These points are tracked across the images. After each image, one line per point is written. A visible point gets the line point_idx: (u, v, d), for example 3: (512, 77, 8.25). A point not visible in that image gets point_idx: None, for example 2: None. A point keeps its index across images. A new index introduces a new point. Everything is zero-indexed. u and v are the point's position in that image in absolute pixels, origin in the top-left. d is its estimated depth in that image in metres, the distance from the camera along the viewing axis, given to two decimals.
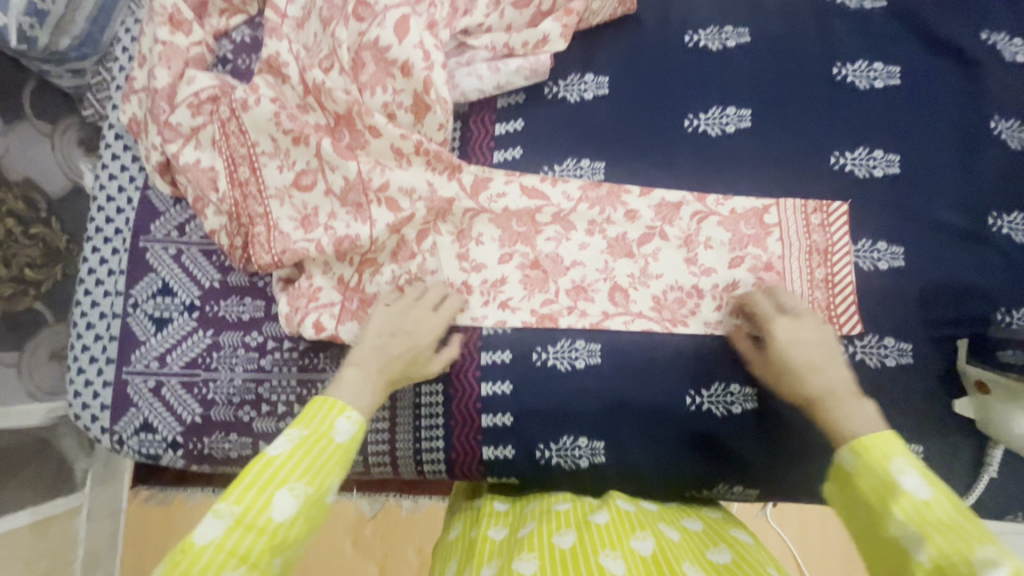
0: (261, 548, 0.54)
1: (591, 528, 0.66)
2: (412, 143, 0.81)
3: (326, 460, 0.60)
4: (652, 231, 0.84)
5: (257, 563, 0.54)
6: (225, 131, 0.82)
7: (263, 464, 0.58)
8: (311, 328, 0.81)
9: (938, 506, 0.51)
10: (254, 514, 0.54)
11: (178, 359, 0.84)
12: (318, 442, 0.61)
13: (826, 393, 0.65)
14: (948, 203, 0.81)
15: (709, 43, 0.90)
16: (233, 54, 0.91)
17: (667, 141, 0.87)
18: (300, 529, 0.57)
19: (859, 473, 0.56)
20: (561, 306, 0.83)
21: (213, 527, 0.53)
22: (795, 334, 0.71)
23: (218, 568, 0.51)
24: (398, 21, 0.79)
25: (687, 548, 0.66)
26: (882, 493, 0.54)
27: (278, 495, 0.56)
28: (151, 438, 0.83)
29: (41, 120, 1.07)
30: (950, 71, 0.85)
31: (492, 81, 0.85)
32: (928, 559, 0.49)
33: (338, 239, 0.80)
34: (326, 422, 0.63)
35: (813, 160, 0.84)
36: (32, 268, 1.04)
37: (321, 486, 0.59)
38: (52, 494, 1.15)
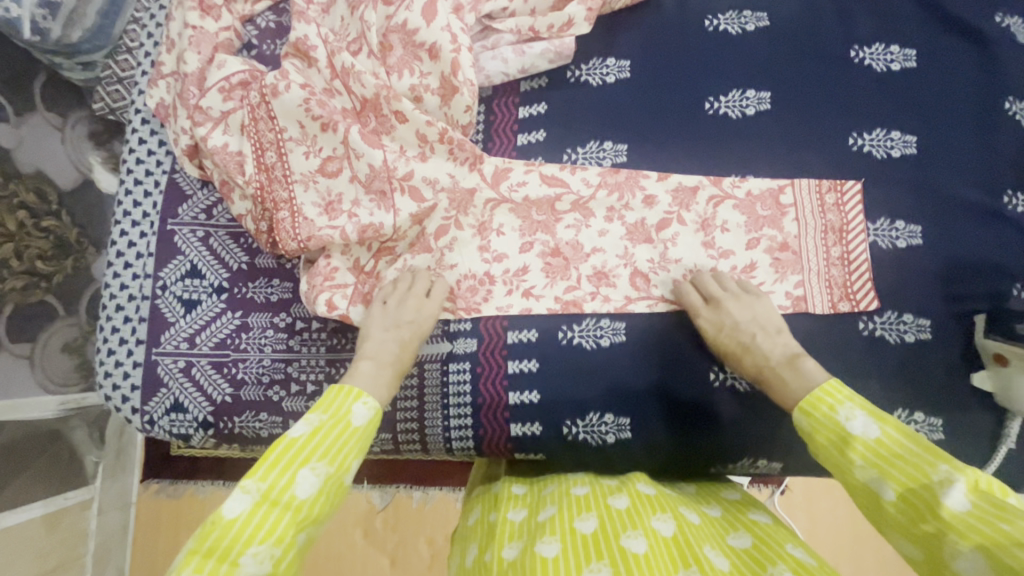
0: (286, 524, 0.53)
1: (609, 514, 0.66)
2: (436, 130, 0.82)
3: (344, 440, 0.61)
4: (669, 216, 0.85)
5: (283, 539, 0.53)
6: (254, 116, 0.83)
7: (285, 445, 0.57)
8: (323, 306, 0.82)
9: (888, 440, 0.55)
10: (278, 492, 0.54)
11: (207, 340, 0.86)
12: (337, 424, 0.61)
13: (762, 368, 0.72)
14: (966, 181, 0.83)
15: (728, 28, 0.91)
16: (258, 40, 0.92)
17: (688, 124, 0.88)
18: (322, 508, 0.57)
19: (814, 430, 0.60)
20: (583, 292, 0.84)
21: (240, 502, 0.52)
22: (720, 321, 0.77)
23: (246, 542, 0.51)
24: (426, 4, 0.80)
25: (707, 532, 0.66)
26: (839, 443, 0.57)
27: (301, 473, 0.56)
28: (181, 418, 0.84)
29: (52, 112, 1.07)
30: (966, 53, 0.86)
31: (516, 64, 0.87)
32: (894, 495, 0.52)
33: (362, 227, 0.81)
34: (344, 406, 0.63)
35: (833, 141, 0.86)
36: (43, 260, 1.05)
37: (342, 467, 0.59)
38: (64, 486, 1.15)
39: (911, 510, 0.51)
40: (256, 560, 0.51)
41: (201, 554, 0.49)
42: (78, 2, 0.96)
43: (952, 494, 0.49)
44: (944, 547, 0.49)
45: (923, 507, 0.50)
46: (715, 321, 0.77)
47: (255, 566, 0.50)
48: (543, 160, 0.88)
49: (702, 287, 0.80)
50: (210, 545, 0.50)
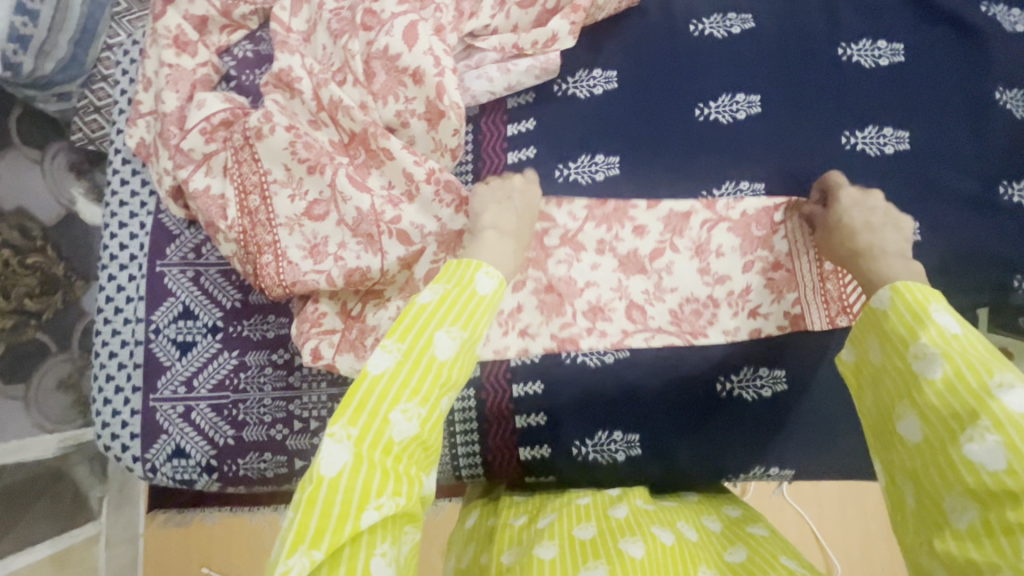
0: (430, 384, 0.54)
1: (609, 522, 0.68)
2: (424, 170, 0.80)
3: (475, 311, 0.58)
4: (662, 245, 0.84)
5: (427, 400, 0.54)
6: (238, 159, 0.81)
7: (417, 313, 0.56)
8: (310, 355, 0.79)
9: (968, 339, 0.50)
10: (419, 353, 0.54)
11: (205, 382, 0.84)
12: (462, 293, 0.58)
13: (872, 248, 0.67)
14: (960, 173, 0.82)
15: (714, 31, 0.89)
16: (236, 71, 0.89)
17: (679, 132, 0.87)
18: (458, 373, 0.56)
19: (891, 310, 0.55)
20: (579, 328, 0.83)
21: (385, 360, 0.53)
22: (838, 204, 0.74)
23: (392, 401, 0.52)
24: (407, 27, 0.79)
25: (704, 549, 0.66)
26: (913, 323, 0.52)
27: (438, 336, 0.55)
28: (184, 463, 0.82)
29: (29, 146, 1.03)
30: (955, 43, 0.86)
31: (502, 83, 0.85)
32: (941, 376, 0.49)
33: (349, 271, 0.78)
34: (467, 278, 0.60)
35: (826, 142, 0.85)
36: (32, 298, 1.02)
37: (474, 333, 0.57)
38: (70, 526, 1.15)
39: (950, 394, 0.48)
40: (404, 417, 0.52)
41: (354, 408, 0.51)
42: (50, 32, 0.92)
43: (1009, 396, 0.45)
44: (964, 431, 0.47)
45: (966, 396, 0.47)
46: (826, 218, 0.75)
47: (403, 423, 0.52)
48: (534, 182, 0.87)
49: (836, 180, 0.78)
50: (361, 399, 0.52)
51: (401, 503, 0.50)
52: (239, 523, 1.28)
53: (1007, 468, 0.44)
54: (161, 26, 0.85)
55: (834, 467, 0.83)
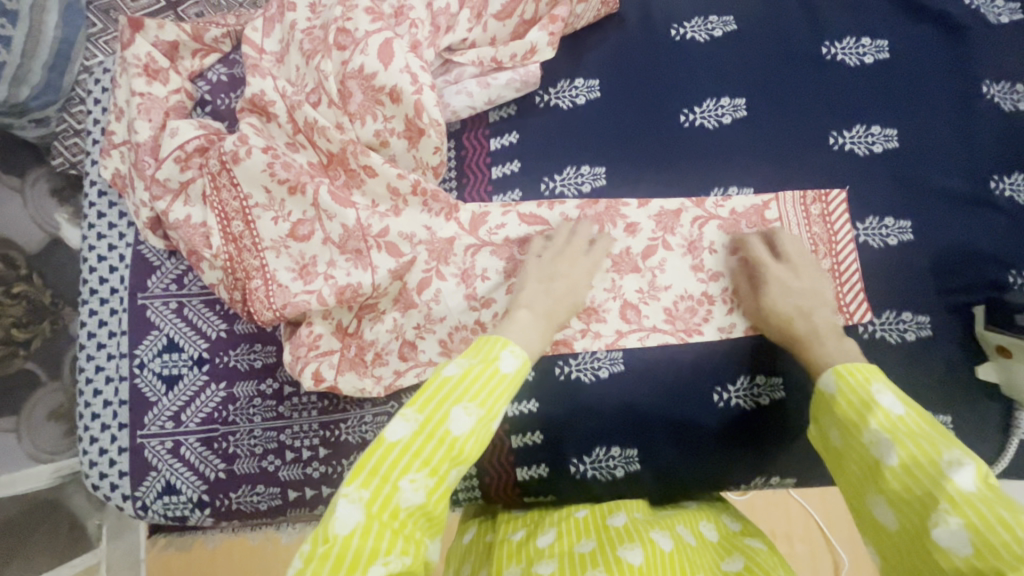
0: (441, 457, 0.53)
1: (608, 534, 0.67)
2: (409, 183, 0.79)
3: (496, 388, 0.57)
4: (655, 242, 0.83)
5: (437, 471, 0.53)
6: (216, 184, 0.77)
7: (437, 386, 0.56)
8: (310, 379, 0.77)
9: (911, 419, 0.53)
10: (434, 425, 0.54)
11: (193, 416, 0.82)
12: (486, 369, 0.58)
13: (811, 334, 0.70)
14: (950, 170, 0.82)
15: (696, 35, 0.88)
16: (211, 95, 0.87)
17: (665, 138, 0.85)
18: (473, 448, 0.55)
19: (839, 394, 0.58)
20: (574, 330, 0.81)
21: (402, 428, 0.53)
22: (770, 297, 0.75)
23: (403, 469, 0.52)
24: (382, 46, 0.77)
25: (701, 555, 0.65)
26: (863, 409, 0.56)
27: (455, 411, 0.55)
28: (176, 500, 0.81)
29: (9, 175, 0.95)
30: (939, 39, 0.85)
31: (482, 97, 0.83)
32: (897, 462, 0.51)
33: (340, 289, 0.76)
34: (492, 354, 0.59)
35: (813, 143, 0.84)
36: (19, 328, 0.91)
37: (491, 412, 0.56)
38: (69, 557, 1.05)
39: (912, 478, 0.50)
40: (413, 486, 0.51)
41: (365, 472, 0.51)
42: (23, 59, 0.90)
43: (960, 475, 0.47)
44: (930, 515, 0.47)
45: (924, 480, 0.49)
46: (757, 300, 0.77)
47: (410, 492, 0.51)
48: (520, 194, 0.85)
49: (761, 258, 0.77)
50: (373, 465, 0.51)
51: (407, 563, 0.49)
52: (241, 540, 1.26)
53: (974, 553, 0.44)
54: (129, 55, 0.82)
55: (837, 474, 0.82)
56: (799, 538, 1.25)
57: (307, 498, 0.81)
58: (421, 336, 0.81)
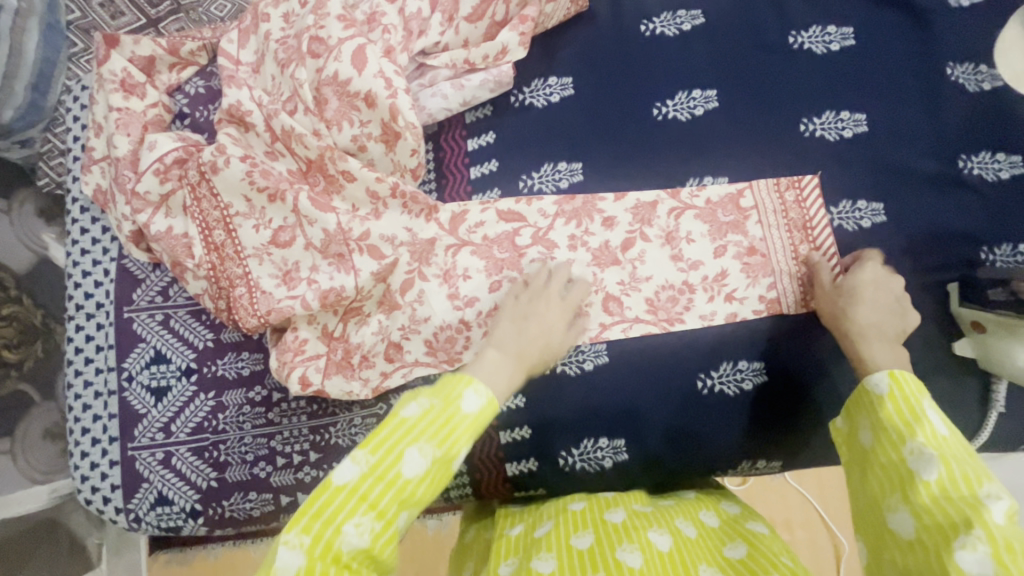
0: (389, 499, 0.53)
1: (605, 529, 0.67)
2: (387, 186, 0.80)
3: (456, 427, 0.56)
4: (632, 235, 0.84)
5: (384, 514, 0.53)
6: (197, 196, 0.78)
7: (394, 426, 0.55)
8: (297, 383, 0.78)
9: (953, 443, 0.56)
10: (386, 468, 0.53)
11: (183, 427, 0.83)
12: (446, 408, 0.57)
13: (873, 326, 0.70)
14: (919, 151, 0.83)
15: (666, 30, 0.89)
16: (190, 107, 0.88)
17: (639, 132, 0.86)
18: (425, 491, 0.55)
19: (889, 397, 0.60)
20: None
21: (350, 471, 0.53)
22: (850, 288, 0.74)
23: (348, 513, 0.51)
24: (355, 52, 0.78)
25: (702, 547, 0.65)
26: (910, 419, 0.58)
27: (409, 453, 0.54)
28: (168, 510, 0.81)
29: None
30: (902, 24, 0.87)
31: (457, 98, 0.84)
32: (935, 477, 0.53)
33: (323, 293, 0.77)
34: (456, 392, 0.58)
35: (784, 132, 0.85)
36: (8, 349, 0.88)
37: (448, 452, 0.55)
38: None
39: (945, 499, 0.52)
40: (358, 530, 0.51)
41: (307, 515, 0.50)
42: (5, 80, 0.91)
43: (996, 508, 0.49)
44: (957, 537, 0.48)
45: (959, 503, 0.51)
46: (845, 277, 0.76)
47: (354, 536, 0.50)
48: (499, 192, 0.86)
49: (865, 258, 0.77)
50: (316, 508, 0.51)
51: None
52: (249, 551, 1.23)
53: None
54: (105, 72, 0.83)
55: (823, 456, 0.83)
56: (799, 524, 1.26)
57: (299, 502, 0.81)
58: (406, 337, 0.82)
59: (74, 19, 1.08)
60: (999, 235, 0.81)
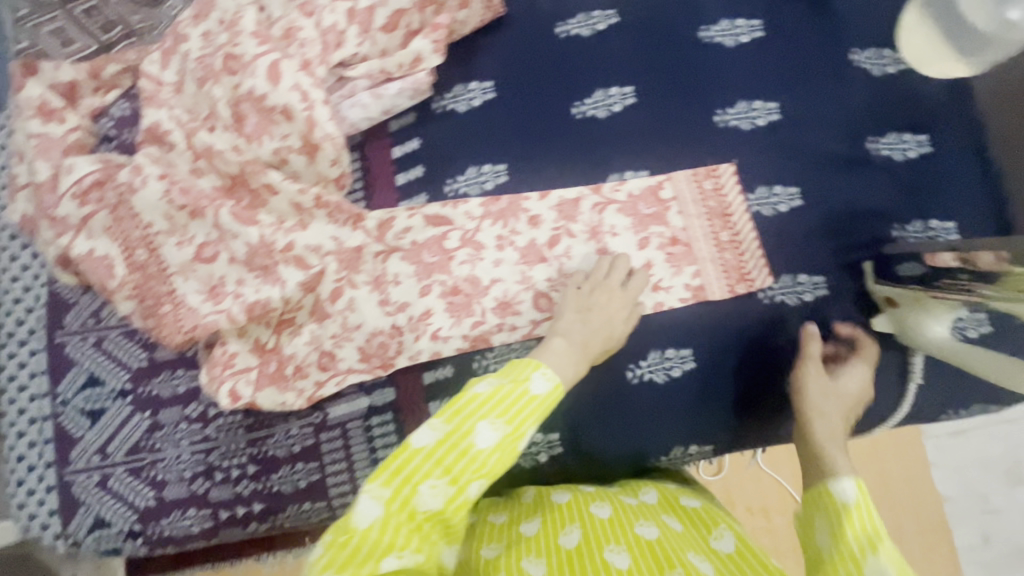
0: (462, 468, 0.58)
1: (592, 522, 0.68)
2: (311, 197, 0.81)
3: (525, 407, 0.62)
4: (558, 232, 0.86)
5: (457, 480, 0.58)
6: (117, 216, 0.78)
7: (467, 400, 0.61)
8: (226, 398, 0.78)
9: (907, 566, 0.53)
10: (459, 437, 0.59)
11: (120, 448, 0.83)
12: (515, 389, 0.63)
13: (831, 426, 0.74)
14: (829, 136, 0.86)
15: (581, 31, 0.91)
16: (116, 130, 0.89)
17: (560, 131, 0.88)
18: (496, 464, 0.59)
19: (855, 506, 0.59)
20: (490, 325, 0.84)
21: (427, 435, 0.59)
22: (831, 385, 0.77)
23: (425, 474, 0.57)
24: (270, 67, 0.79)
25: (689, 537, 0.67)
26: (870, 534, 0.56)
27: (480, 426, 0.59)
28: (107, 533, 0.81)
29: None
30: (806, 14, 0.90)
31: (377, 107, 0.86)
32: None
33: (249, 306, 0.77)
34: (524, 375, 0.64)
35: (700, 123, 0.87)
36: None
37: (516, 431, 0.61)
38: None
39: None
40: (432, 492, 0.57)
41: (389, 471, 0.57)
42: None
43: None
44: None
45: None
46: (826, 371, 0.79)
47: (430, 497, 0.57)
48: (426, 198, 0.87)
49: (857, 360, 0.80)
50: (397, 466, 0.58)
51: (418, 560, 0.56)
52: None
53: None
54: (24, 98, 0.84)
55: (754, 439, 0.84)
56: (775, 510, 1.28)
57: (239, 516, 0.81)
58: (339, 345, 0.83)
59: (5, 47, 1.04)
60: (909, 212, 0.84)
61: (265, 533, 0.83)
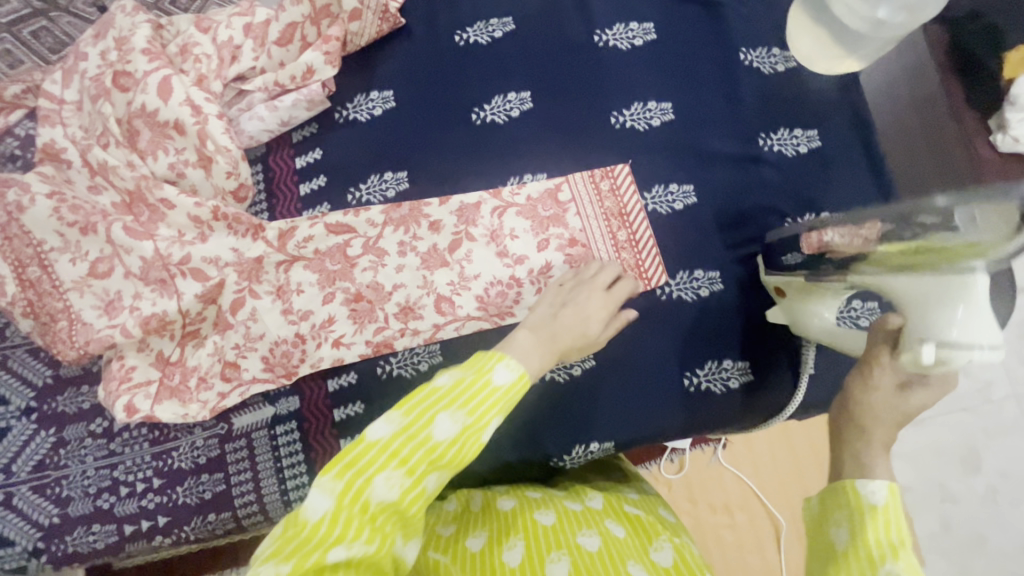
0: (419, 459, 0.50)
1: (536, 532, 0.65)
2: (208, 210, 0.82)
3: (488, 399, 0.54)
4: (459, 237, 0.86)
5: (415, 472, 0.50)
6: (8, 235, 0.79)
7: (426, 393, 0.53)
8: (123, 411, 0.78)
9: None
10: (418, 428, 0.51)
11: (24, 466, 0.82)
12: (477, 380, 0.54)
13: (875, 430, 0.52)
14: (722, 134, 0.88)
15: (479, 38, 0.93)
16: (21, 150, 0.89)
17: (460, 137, 0.90)
18: (458, 456, 0.52)
19: (883, 510, 0.46)
20: (393, 331, 0.84)
21: (384, 426, 0.51)
22: (901, 397, 0.54)
23: (380, 465, 0.49)
24: (161, 83, 0.80)
25: (632, 545, 0.64)
26: (890, 547, 0.44)
27: (440, 416, 0.51)
28: (9, 552, 0.80)
29: None
30: (696, 16, 0.93)
31: (273, 119, 0.88)
32: None
33: (144, 319, 0.78)
34: (486, 365, 0.56)
35: (597, 125, 0.89)
36: None
37: (480, 424, 0.53)
38: None
39: None
40: (388, 483, 0.49)
41: (341, 462, 0.49)
42: None
43: None
44: None
45: None
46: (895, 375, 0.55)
47: (384, 490, 0.49)
48: (328, 207, 0.88)
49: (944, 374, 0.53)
50: (350, 457, 0.49)
51: (370, 553, 0.48)
52: None
53: None
54: None
55: (661, 437, 0.84)
56: (737, 506, 1.24)
57: (143, 530, 0.81)
58: (242, 355, 0.83)
59: None
60: (800, 206, 0.86)
61: (173, 546, 0.83)
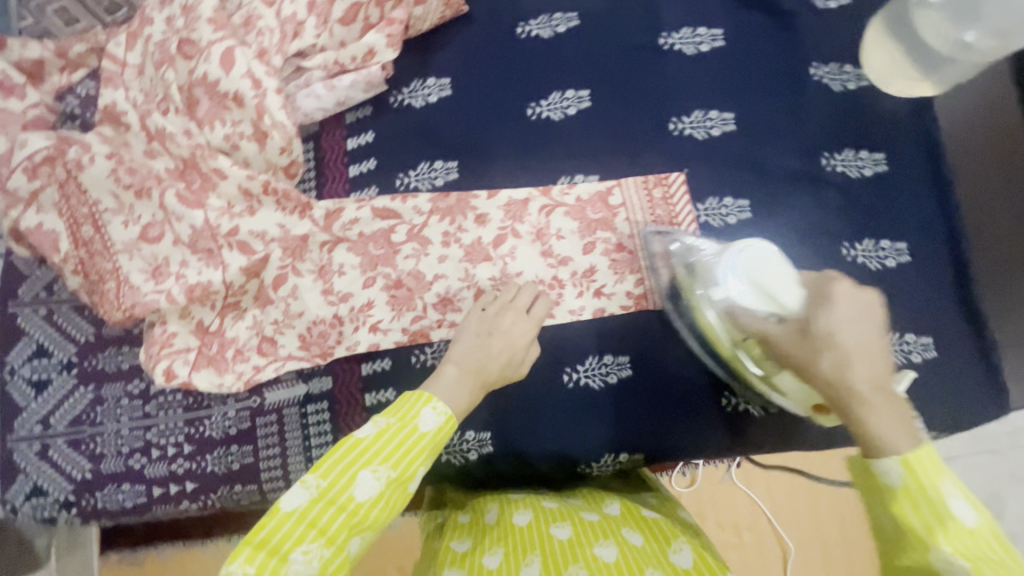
0: (340, 525, 0.52)
1: (551, 547, 0.64)
2: (259, 183, 0.82)
3: (411, 449, 0.57)
4: (504, 232, 0.85)
5: (334, 540, 0.52)
6: (65, 193, 0.81)
7: (348, 447, 0.55)
8: (162, 375, 0.79)
9: (983, 535, 0.45)
10: (338, 491, 0.53)
11: (62, 419, 0.84)
12: (404, 429, 0.57)
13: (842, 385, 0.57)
14: (785, 150, 0.85)
15: (540, 32, 0.91)
16: (79, 109, 0.90)
17: (513, 131, 0.88)
18: (381, 513, 0.54)
19: (906, 487, 0.48)
20: (430, 321, 0.83)
21: (299, 495, 0.52)
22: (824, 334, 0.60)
23: (297, 539, 0.50)
24: (224, 53, 0.81)
25: (650, 553, 0.63)
26: (933, 521, 0.46)
27: (362, 474, 0.54)
28: (42, 501, 0.83)
29: None
30: (768, 25, 0.90)
31: (330, 99, 0.89)
32: None
33: (190, 287, 0.79)
34: (412, 411, 0.59)
35: (655, 130, 0.87)
36: None
37: (405, 473, 0.56)
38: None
39: None
40: (307, 558, 0.50)
41: (253, 545, 0.49)
42: None
43: None
44: None
45: None
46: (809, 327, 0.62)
47: (303, 565, 0.50)
48: (376, 191, 0.88)
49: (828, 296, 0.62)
50: (263, 536, 0.50)
51: None
52: (195, 556, 1.10)
53: None
54: None
55: (691, 455, 0.82)
56: (746, 527, 1.22)
57: (171, 494, 0.83)
58: (279, 332, 0.83)
59: (26, 26, 1.11)
60: (860, 231, 0.82)
61: (198, 511, 0.84)
